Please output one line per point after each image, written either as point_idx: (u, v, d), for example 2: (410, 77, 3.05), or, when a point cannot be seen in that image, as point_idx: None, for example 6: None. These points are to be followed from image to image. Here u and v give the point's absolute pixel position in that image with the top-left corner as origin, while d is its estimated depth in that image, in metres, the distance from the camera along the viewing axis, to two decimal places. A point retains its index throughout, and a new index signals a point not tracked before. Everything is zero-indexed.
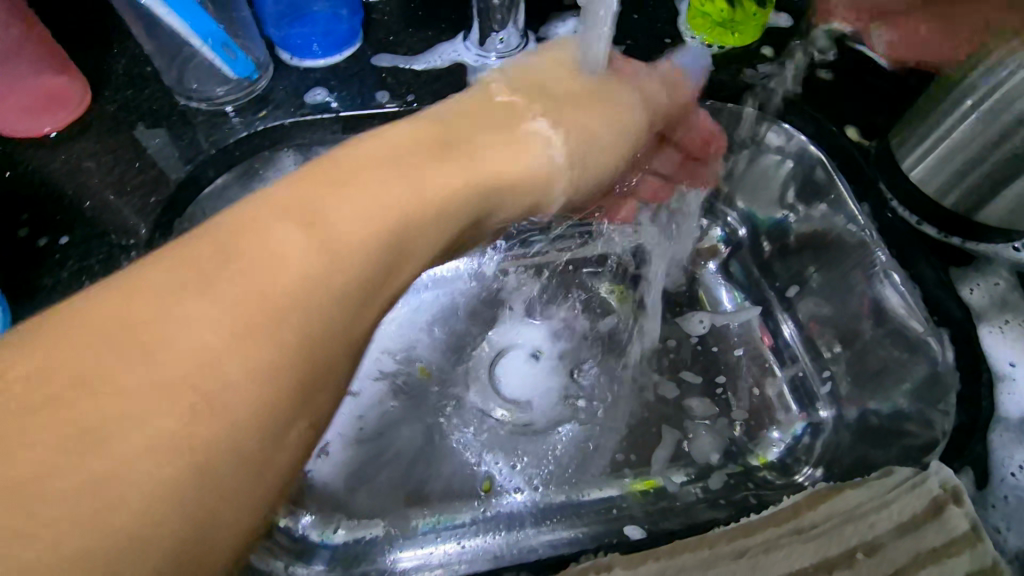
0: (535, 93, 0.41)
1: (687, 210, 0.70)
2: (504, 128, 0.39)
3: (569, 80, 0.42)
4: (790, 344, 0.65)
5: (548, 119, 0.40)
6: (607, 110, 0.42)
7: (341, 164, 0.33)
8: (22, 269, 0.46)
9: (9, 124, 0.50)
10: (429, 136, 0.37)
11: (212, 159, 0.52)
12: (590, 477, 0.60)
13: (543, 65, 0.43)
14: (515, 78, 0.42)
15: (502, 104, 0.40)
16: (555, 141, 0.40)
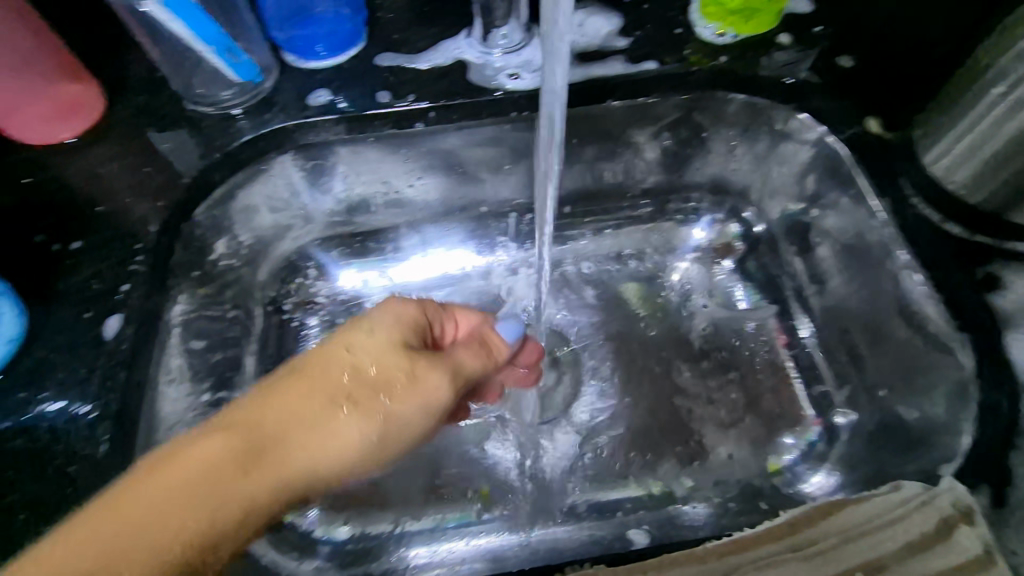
0: (378, 337, 0.39)
1: (700, 206, 0.69)
2: (362, 376, 0.37)
3: (407, 332, 0.40)
4: (807, 344, 0.62)
5: (393, 368, 0.38)
6: (461, 357, 0.41)
7: (285, 377, 0.37)
8: (34, 272, 0.47)
9: (27, 132, 0.52)
10: (314, 369, 0.37)
11: (218, 163, 0.53)
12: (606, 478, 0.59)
13: (395, 318, 0.41)
14: (366, 321, 0.39)
15: (365, 342, 0.38)
16: (404, 390, 0.38)
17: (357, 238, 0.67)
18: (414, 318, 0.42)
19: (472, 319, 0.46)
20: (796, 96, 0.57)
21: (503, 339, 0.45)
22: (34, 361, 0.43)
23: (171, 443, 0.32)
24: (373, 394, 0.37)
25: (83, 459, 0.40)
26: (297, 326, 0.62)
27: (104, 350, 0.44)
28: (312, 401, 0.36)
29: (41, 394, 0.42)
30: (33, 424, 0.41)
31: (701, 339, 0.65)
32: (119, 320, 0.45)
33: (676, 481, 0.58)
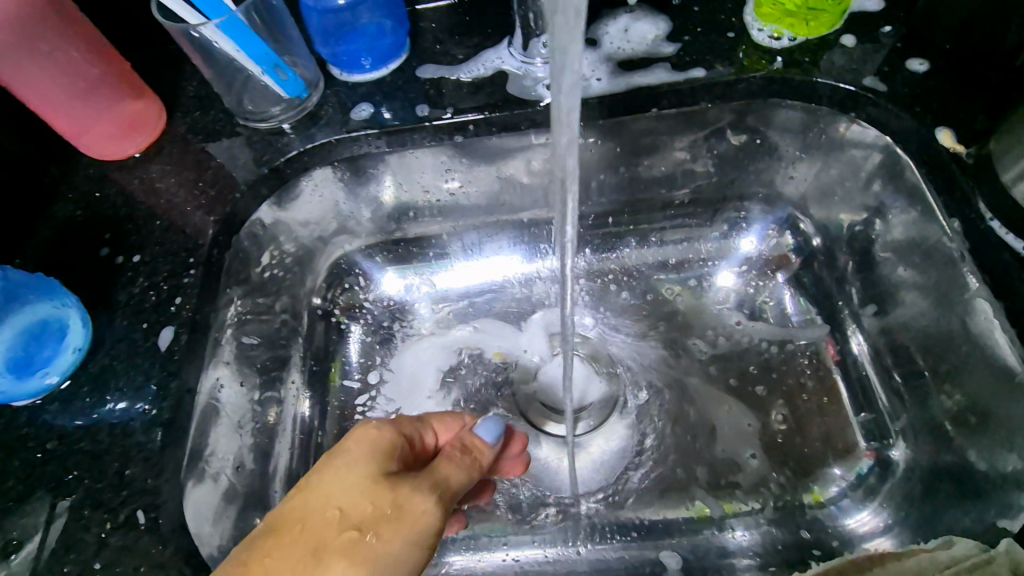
0: (350, 475, 0.37)
1: (749, 216, 0.66)
2: (338, 519, 0.35)
3: (379, 461, 0.38)
4: (863, 367, 0.59)
5: (370, 504, 0.35)
6: (441, 474, 0.38)
7: (273, 531, 0.35)
8: (99, 283, 0.50)
9: (97, 149, 0.56)
10: (299, 513, 0.35)
11: (265, 178, 0.55)
12: (647, 498, 0.57)
13: (363, 449, 0.38)
14: (336, 458, 0.38)
15: (339, 481, 0.36)
16: (384, 525, 0.34)
17: (399, 244, 0.67)
18: (385, 441, 0.39)
19: (453, 426, 0.44)
20: (857, 105, 0.54)
21: (484, 440, 0.42)
22: (98, 368, 0.46)
23: None
24: (353, 536, 0.34)
25: (139, 461, 0.42)
26: (343, 331, 0.64)
27: (159, 359, 0.46)
28: (293, 559, 0.33)
29: (105, 398, 0.45)
30: (96, 426, 0.44)
31: (747, 358, 0.62)
32: (172, 332, 0.47)
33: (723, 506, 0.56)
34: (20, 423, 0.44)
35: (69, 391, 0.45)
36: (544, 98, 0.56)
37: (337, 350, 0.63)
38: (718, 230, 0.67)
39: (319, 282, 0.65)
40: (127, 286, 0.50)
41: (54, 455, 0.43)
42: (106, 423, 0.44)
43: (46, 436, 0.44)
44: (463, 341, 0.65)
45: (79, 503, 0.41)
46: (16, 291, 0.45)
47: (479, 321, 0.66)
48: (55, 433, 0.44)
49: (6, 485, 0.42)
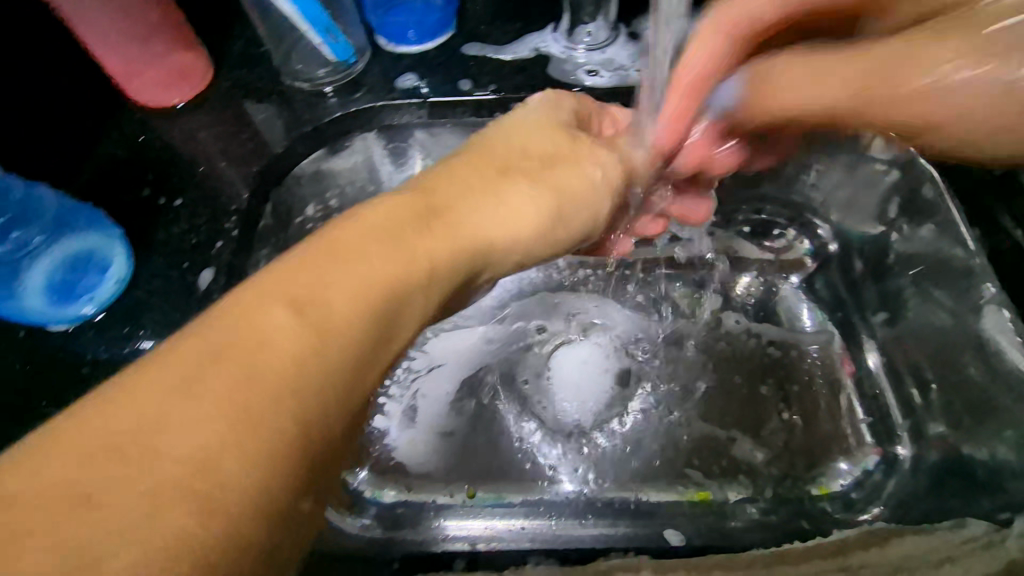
0: (510, 141, 0.41)
1: (772, 218, 0.67)
2: (490, 167, 0.39)
3: (542, 148, 0.41)
4: (873, 373, 0.60)
5: (518, 178, 0.38)
6: (582, 160, 0.42)
7: (334, 243, 0.28)
8: (139, 221, 0.51)
9: (142, 95, 0.57)
10: (421, 205, 0.33)
11: (306, 137, 0.56)
12: (653, 479, 0.58)
13: (521, 145, 0.41)
14: (476, 197, 0.36)
15: (485, 178, 0.38)
16: (524, 182, 0.38)
17: None
18: (534, 132, 0.42)
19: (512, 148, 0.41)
20: None
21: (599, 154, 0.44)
22: (134, 302, 0.47)
23: (128, 369, 0.23)
24: (424, 226, 0.32)
25: None
26: None
27: (196, 298, 0.47)
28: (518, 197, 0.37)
29: (142, 330, 0.46)
30: (132, 356, 0.45)
31: (757, 354, 0.63)
32: (211, 274, 0.49)
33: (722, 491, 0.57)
34: (55, 345, 0.45)
35: (104, 322, 0.46)
36: (584, 84, 0.57)
37: None
38: (737, 231, 0.67)
39: None
40: (171, 225, 0.51)
41: (93, 379, 0.44)
42: (151, 351, 0.45)
43: (79, 360, 0.45)
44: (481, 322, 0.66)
45: None
46: (67, 216, 0.46)
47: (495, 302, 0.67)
48: (87, 359, 0.45)
49: (41, 404, 0.44)
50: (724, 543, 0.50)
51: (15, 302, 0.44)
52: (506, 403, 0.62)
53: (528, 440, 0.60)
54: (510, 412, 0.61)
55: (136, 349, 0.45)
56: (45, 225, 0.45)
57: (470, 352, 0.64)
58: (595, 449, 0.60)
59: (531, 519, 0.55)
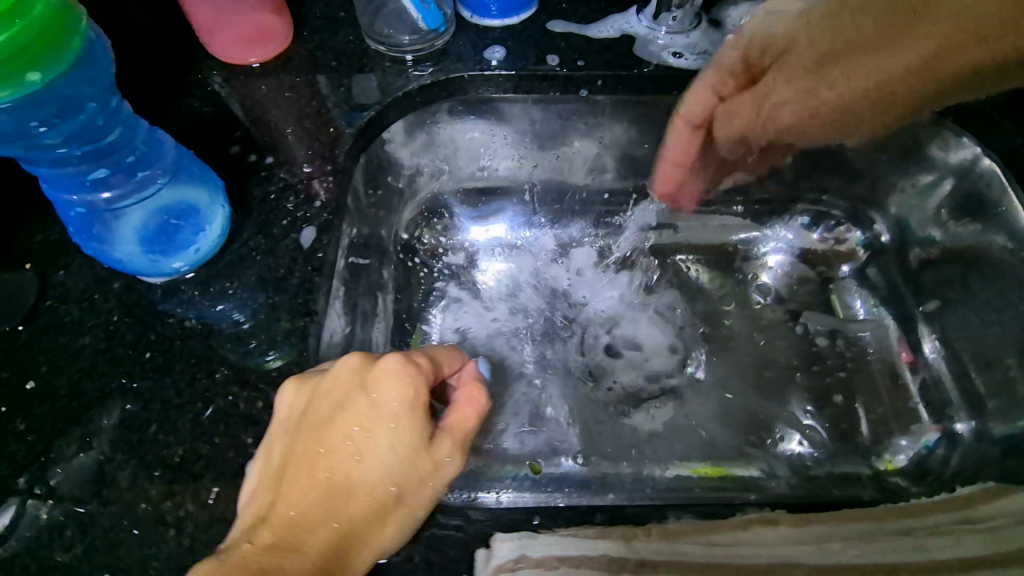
0: (342, 474, 0.31)
1: (828, 209, 0.70)
2: (373, 508, 0.31)
3: (375, 415, 0.32)
4: (931, 360, 0.62)
5: (404, 454, 0.32)
6: (458, 455, 0.33)
7: (306, 457, 0.32)
8: (229, 177, 0.49)
9: (221, 51, 0.56)
10: (297, 497, 0.31)
11: (395, 104, 0.57)
12: (721, 455, 0.58)
13: (358, 387, 0.33)
14: (344, 410, 0.32)
15: (344, 459, 0.32)
16: (395, 465, 0.32)
17: (484, 196, 0.68)
18: (417, 395, 0.32)
19: (393, 380, 0.33)
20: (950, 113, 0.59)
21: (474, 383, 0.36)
22: (228, 258, 0.45)
23: None
24: (376, 514, 0.31)
25: (285, 347, 0.42)
26: (423, 276, 0.65)
27: (301, 255, 0.46)
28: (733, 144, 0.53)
29: (236, 288, 0.44)
30: (224, 313, 0.43)
31: (815, 338, 0.65)
32: (313, 233, 0.47)
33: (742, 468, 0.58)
34: (146, 299, 0.43)
35: (197, 276, 0.44)
36: (665, 63, 0.59)
37: (419, 306, 0.63)
38: (795, 219, 0.70)
39: (408, 216, 0.66)
40: (265, 183, 0.49)
41: (178, 336, 0.42)
42: (232, 315, 0.43)
43: (180, 314, 0.43)
44: (532, 297, 0.67)
45: (227, 380, 0.40)
46: (184, 163, 0.44)
47: (548, 279, 0.68)
48: (190, 314, 0.43)
49: (145, 355, 0.41)
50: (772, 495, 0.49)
51: (117, 249, 0.42)
52: (551, 378, 0.62)
53: (579, 414, 0.60)
54: (560, 384, 0.62)
55: (219, 312, 0.43)
56: (166, 169, 0.43)
57: (527, 328, 0.65)
58: (644, 424, 0.60)
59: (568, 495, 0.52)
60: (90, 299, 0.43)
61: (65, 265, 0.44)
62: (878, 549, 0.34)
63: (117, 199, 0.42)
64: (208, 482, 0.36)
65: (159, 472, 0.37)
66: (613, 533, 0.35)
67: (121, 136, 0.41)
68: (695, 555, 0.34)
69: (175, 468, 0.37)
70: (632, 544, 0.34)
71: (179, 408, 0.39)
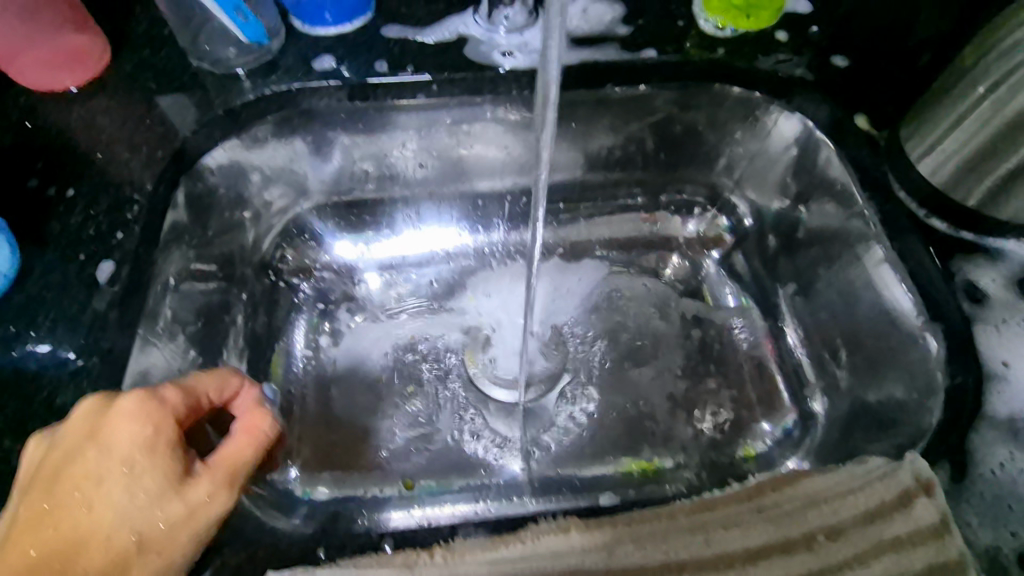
0: (72, 527, 0.31)
1: (692, 199, 0.70)
2: (113, 557, 0.30)
3: (108, 460, 0.32)
4: (794, 351, 0.63)
5: (146, 497, 0.31)
6: (218, 491, 0.32)
7: (38, 513, 0.31)
8: (27, 214, 0.47)
9: (30, 78, 0.52)
10: (23, 555, 0.30)
11: (218, 121, 0.54)
12: (591, 452, 0.62)
13: (91, 433, 0.32)
14: (78, 460, 0.32)
15: (74, 512, 0.31)
16: (133, 510, 0.31)
17: (352, 210, 0.69)
18: (159, 431, 0.32)
19: (130, 418, 0.32)
20: (783, 91, 0.57)
21: (255, 413, 0.36)
22: (26, 298, 0.44)
23: None
24: (118, 564, 0.30)
25: (77, 392, 0.40)
26: (292, 297, 0.66)
27: (96, 291, 0.44)
28: None
29: (36, 331, 0.43)
30: (23, 363, 0.42)
31: (691, 330, 0.67)
32: (112, 266, 0.45)
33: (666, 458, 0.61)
34: None
35: (0, 319, 0.43)
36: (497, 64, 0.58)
37: (284, 320, 0.64)
38: (661, 212, 0.71)
39: (269, 245, 0.65)
40: (63, 217, 0.47)
41: None
42: (57, 356, 0.42)
43: None
44: (413, 312, 0.69)
45: (3, 433, 0.38)
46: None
47: (429, 291, 0.70)
48: None
49: None
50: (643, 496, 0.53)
51: None
52: (436, 390, 0.65)
53: (461, 424, 0.63)
54: (441, 398, 0.64)
55: (41, 354, 0.42)
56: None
57: (411, 338, 0.67)
58: (527, 421, 0.63)
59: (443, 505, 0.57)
60: None
61: None
62: (665, 547, 0.34)
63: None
64: None
65: None
66: (397, 560, 0.34)
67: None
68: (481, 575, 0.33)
69: None
70: (414, 569, 0.33)
71: None
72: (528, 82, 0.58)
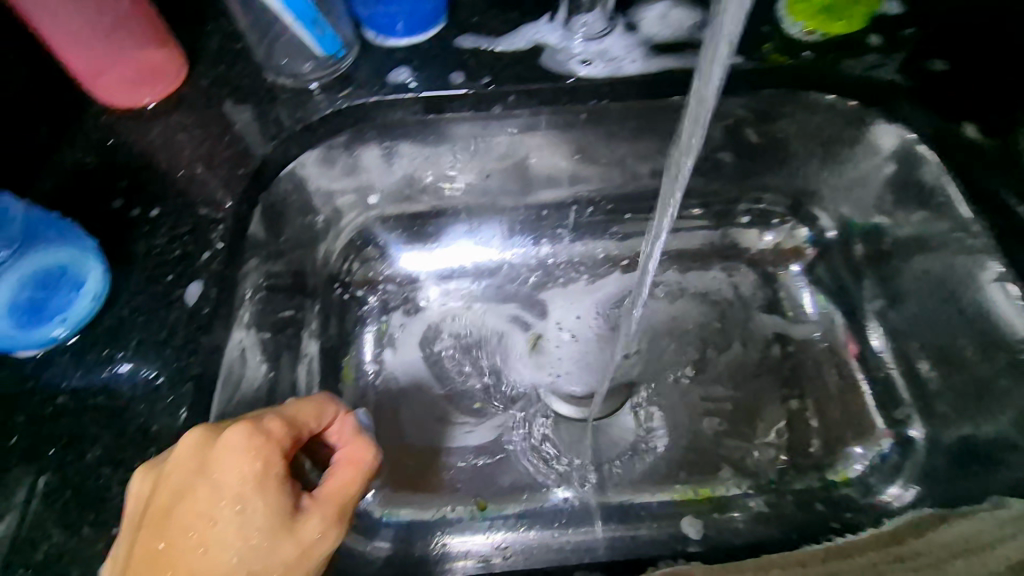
0: (187, 568, 0.30)
1: (770, 209, 0.68)
2: None
3: (218, 497, 0.31)
4: (880, 353, 0.61)
5: (259, 537, 0.30)
6: (330, 528, 0.31)
7: (151, 552, 0.30)
8: (112, 234, 0.47)
9: (112, 97, 0.53)
10: None
11: (297, 136, 0.53)
12: (666, 474, 0.58)
13: (200, 469, 0.31)
14: (187, 497, 0.31)
15: (188, 553, 0.30)
16: (248, 551, 0.30)
17: (416, 221, 0.67)
18: (268, 467, 0.31)
19: (238, 454, 0.31)
20: (881, 100, 0.56)
21: (356, 443, 0.35)
22: (114, 320, 0.43)
23: None
24: None
25: (169, 418, 0.39)
26: (357, 309, 0.65)
27: (185, 313, 0.43)
28: None
29: (125, 353, 0.42)
30: (110, 383, 0.41)
31: (770, 347, 0.64)
32: (199, 288, 0.44)
33: (726, 484, 0.57)
34: (24, 374, 0.41)
35: (84, 343, 0.42)
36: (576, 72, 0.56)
37: (352, 331, 0.64)
38: (736, 222, 0.68)
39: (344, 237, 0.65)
40: (149, 237, 0.47)
41: (69, 411, 0.40)
42: (139, 374, 0.41)
43: (54, 389, 0.40)
44: (478, 325, 0.67)
45: (99, 462, 0.38)
46: (35, 228, 0.41)
47: (491, 303, 0.68)
48: (63, 389, 0.40)
49: (11, 441, 0.39)
50: (734, 540, 0.51)
51: None
52: (503, 406, 0.63)
53: (529, 441, 0.61)
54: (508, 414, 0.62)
55: (122, 373, 0.41)
56: (10, 238, 0.40)
57: (477, 352, 0.66)
58: (599, 439, 0.61)
59: (517, 528, 0.55)
60: None
61: None
62: None
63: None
64: None
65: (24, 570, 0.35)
66: None
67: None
68: None
69: (41, 565, 0.35)
70: None
71: (50, 497, 0.37)
72: (607, 90, 0.56)
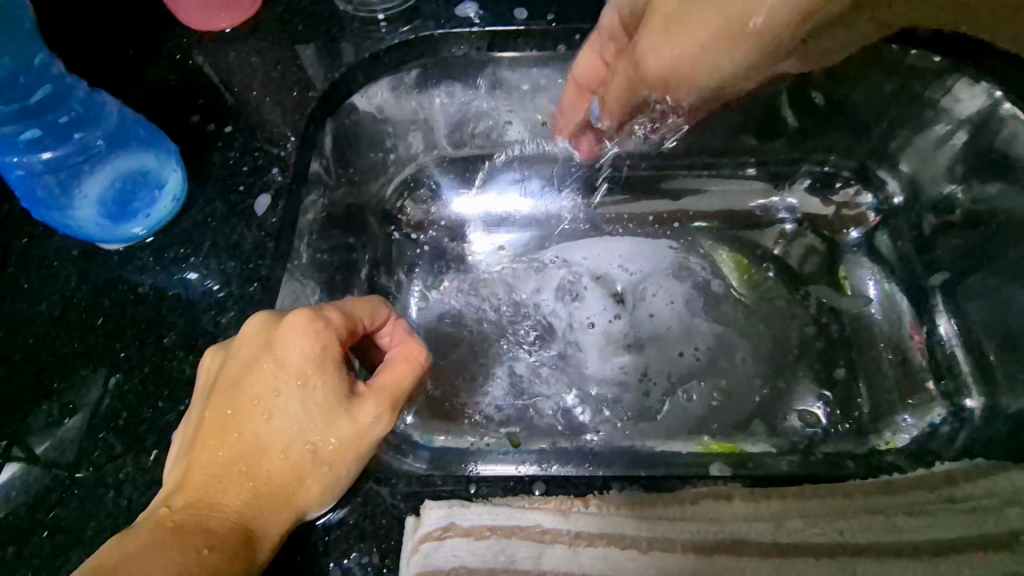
0: (253, 433, 0.32)
1: (835, 170, 0.66)
2: (295, 462, 0.32)
3: (283, 373, 0.33)
4: (945, 339, 0.59)
5: (318, 412, 0.32)
6: (384, 412, 0.33)
7: (222, 417, 0.33)
8: (190, 146, 0.50)
9: (193, 20, 0.55)
10: (215, 454, 0.32)
11: (362, 65, 0.55)
12: (679, 429, 0.57)
13: (264, 348, 0.33)
14: (253, 371, 0.33)
15: (254, 419, 0.33)
16: (310, 422, 0.32)
17: (469, 166, 0.68)
18: (327, 351, 0.33)
19: (299, 338, 0.33)
20: (969, 55, 0.53)
21: (410, 343, 0.37)
22: (188, 224, 0.46)
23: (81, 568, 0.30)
24: (298, 466, 0.32)
25: (238, 314, 0.42)
26: (404, 247, 0.65)
27: (253, 222, 0.46)
28: None
29: (198, 254, 0.45)
30: (185, 279, 0.44)
31: (821, 312, 0.63)
32: (268, 200, 0.47)
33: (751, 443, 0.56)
34: (109, 265, 0.45)
35: (162, 242, 0.45)
36: None
37: (407, 270, 0.65)
38: (796, 183, 0.67)
39: (398, 180, 0.66)
40: (224, 150, 0.49)
41: (149, 301, 0.43)
42: (212, 273, 0.44)
43: (136, 281, 0.44)
44: (524, 270, 0.68)
45: (175, 345, 0.41)
46: (127, 128, 0.45)
47: (537, 251, 0.69)
48: (144, 280, 0.44)
49: (99, 321, 0.42)
50: None
51: (71, 213, 0.43)
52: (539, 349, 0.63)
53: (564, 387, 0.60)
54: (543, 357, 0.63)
55: (199, 271, 0.44)
56: (105, 133, 0.44)
57: (520, 296, 0.66)
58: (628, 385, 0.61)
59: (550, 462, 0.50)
60: (50, 267, 0.44)
61: (30, 235, 0.45)
62: (839, 526, 0.35)
63: (58, 161, 0.42)
64: (151, 445, 0.37)
65: (107, 433, 0.38)
66: (550, 504, 0.35)
67: (55, 97, 0.41)
68: (635, 529, 0.34)
69: (122, 430, 0.38)
70: (567, 515, 0.34)
71: (131, 372, 0.40)
72: None
